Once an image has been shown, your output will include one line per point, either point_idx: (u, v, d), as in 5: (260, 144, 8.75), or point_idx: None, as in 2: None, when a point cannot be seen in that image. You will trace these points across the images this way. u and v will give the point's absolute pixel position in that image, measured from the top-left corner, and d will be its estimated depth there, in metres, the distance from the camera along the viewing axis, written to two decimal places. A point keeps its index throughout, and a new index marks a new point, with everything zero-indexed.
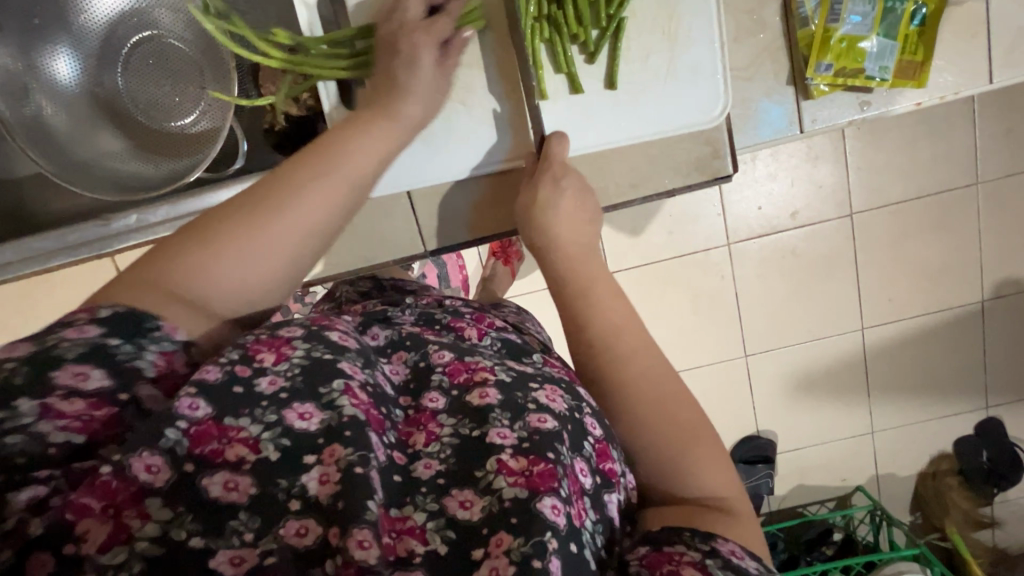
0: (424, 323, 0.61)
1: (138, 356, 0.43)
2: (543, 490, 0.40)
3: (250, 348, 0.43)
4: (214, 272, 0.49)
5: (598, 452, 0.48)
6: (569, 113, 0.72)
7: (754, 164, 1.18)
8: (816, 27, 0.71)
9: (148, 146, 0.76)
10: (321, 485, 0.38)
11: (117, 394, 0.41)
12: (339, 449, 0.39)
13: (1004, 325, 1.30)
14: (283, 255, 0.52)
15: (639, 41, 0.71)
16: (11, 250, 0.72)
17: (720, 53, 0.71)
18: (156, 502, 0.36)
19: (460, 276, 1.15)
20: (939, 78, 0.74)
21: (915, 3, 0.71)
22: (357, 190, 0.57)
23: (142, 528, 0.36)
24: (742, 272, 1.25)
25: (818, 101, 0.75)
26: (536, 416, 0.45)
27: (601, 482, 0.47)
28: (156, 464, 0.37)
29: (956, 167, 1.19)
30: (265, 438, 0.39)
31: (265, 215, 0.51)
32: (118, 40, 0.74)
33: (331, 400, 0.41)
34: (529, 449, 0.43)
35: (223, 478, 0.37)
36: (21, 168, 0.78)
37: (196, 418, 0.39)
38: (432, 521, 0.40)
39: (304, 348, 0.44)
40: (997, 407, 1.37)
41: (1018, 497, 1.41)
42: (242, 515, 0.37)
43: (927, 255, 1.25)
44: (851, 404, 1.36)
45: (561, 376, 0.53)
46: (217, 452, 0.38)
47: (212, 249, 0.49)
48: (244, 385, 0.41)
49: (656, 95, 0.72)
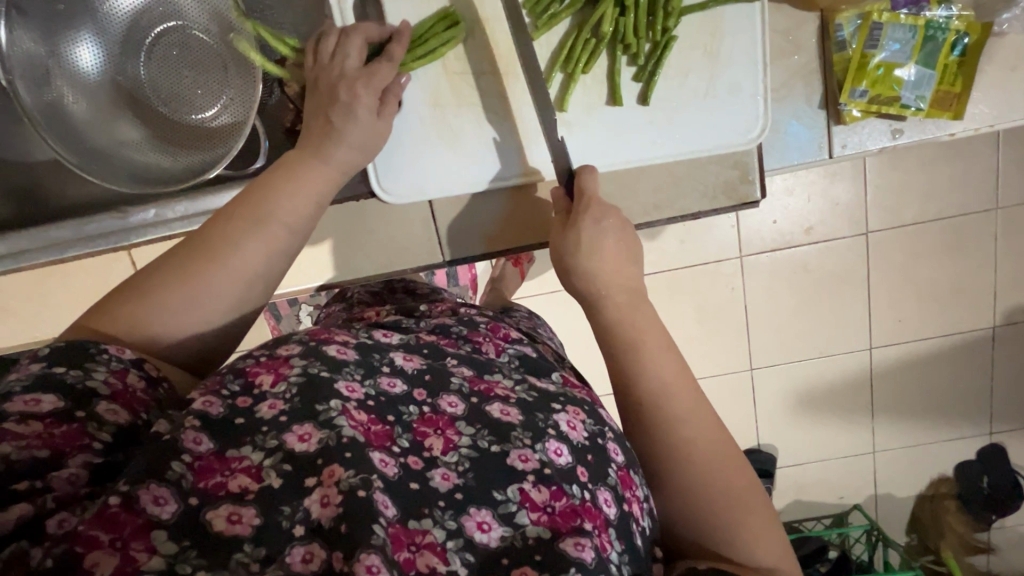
0: (439, 333, 0.59)
1: (88, 377, 0.42)
2: (565, 530, 0.41)
3: (250, 373, 0.44)
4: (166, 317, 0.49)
5: (621, 478, 0.47)
6: (601, 124, 0.72)
7: (770, 178, 1.17)
8: (853, 52, 0.70)
9: (167, 138, 0.75)
10: (322, 507, 0.38)
11: (71, 412, 0.40)
12: (339, 470, 0.39)
13: (1014, 353, 1.29)
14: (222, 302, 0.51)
15: (680, 58, 0.70)
16: (29, 239, 0.73)
17: (761, 72, 0.70)
18: (161, 536, 0.36)
19: (469, 276, 1.15)
20: (974, 109, 0.73)
21: (957, 32, 0.70)
22: (297, 236, 0.56)
23: (148, 562, 0.35)
24: (753, 286, 1.24)
25: (850, 126, 0.73)
26: (555, 445, 0.45)
27: (625, 511, 0.46)
28: (164, 496, 0.37)
29: (976, 191, 1.17)
30: (268, 465, 0.39)
31: (202, 269, 0.51)
32: (143, 29, 0.74)
33: (329, 418, 0.41)
34: (551, 480, 0.43)
35: (227, 511, 0.37)
36: (38, 153, 0.78)
37: (199, 452, 0.39)
38: (452, 540, 0.39)
39: (301, 366, 0.44)
40: (1001, 434, 1.36)
41: (1016, 525, 1.41)
42: (247, 547, 0.36)
43: (941, 278, 1.24)
44: (854, 423, 1.35)
45: (583, 397, 0.53)
46: (220, 485, 0.38)
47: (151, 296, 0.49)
48: (246, 415, 0.41)
49: (691, 113, 0.72)
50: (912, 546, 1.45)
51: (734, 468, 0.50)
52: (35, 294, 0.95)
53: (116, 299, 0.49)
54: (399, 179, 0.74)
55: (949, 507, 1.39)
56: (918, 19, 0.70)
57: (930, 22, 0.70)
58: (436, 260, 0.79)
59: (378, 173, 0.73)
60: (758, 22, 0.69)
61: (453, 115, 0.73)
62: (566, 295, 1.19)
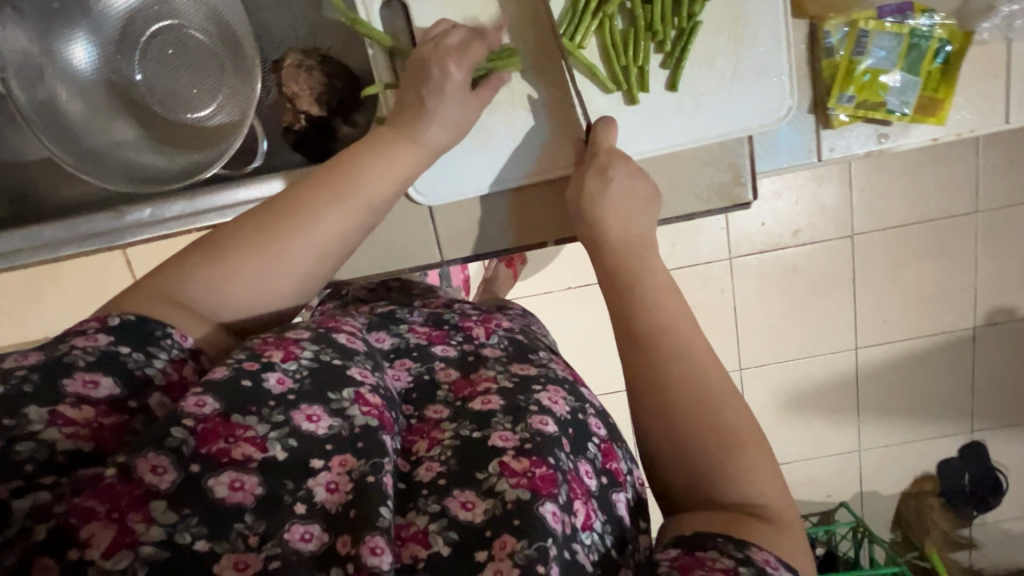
0: (433, 323, 0.61)
1: (149, 364, 0.43)
2: (545, 492, 0.41)
3: (258, 347, 0.44)
4: (194, 301, 0.49)
5: (604, 452, 0.49)
6: (631, 111, 0.73)
7: (759, 181, 1.19)
8: (840, 58, 0.72)
9: (163, 136, 0.75)
10: (329, 492, 0.39)
11: (126, 402, 0.41)
12: (351, 459, 0.40)
13: (994, 353, 1.32)
14: (292, 275, 0.53)
15: (705, 44, 0.71)
16: (20, 238, 0.72)
17: (786, 54, 0.71)
18: (159, 506, 0.35)
19: (462, 277, 1.16)
20: (957, 115, 0.76)
21: (940, 41, 0.72)
22: (372, 214, 0.59)
23: (147, 532, 0.35)
24: (742, 287, 1.26)
25: (838, 130, 0.75)
26: (538, 418, 0.46)
27: (607, 482, 0.47)
28: (163, 465, 0.36)
29: (957, 195, 1.20)
30: (273, 438, 0.39)
31: (279, 240, 0.52)
32: (139, 28, 0.73)
33: (341, 408, 0.42)
34: (531, 450, 0.43)
35: (229, 479, 0.37)
36: (30, 151, 0.77)
37: (203, 415, 0.38)
38: (434, 523, 0.40)
39: (313, 350, 0.44)
40: (983, 432, 1.39)
41: (996, 521, 1.44)
42: (247, 519, 0.36)
43: (925, 279, 1.27)
44: (841, 423, 1.38)
45: (565, 376, 0.54)
46: (224, 451, 0.38)
47: (223, 266, 0.51)
48: (253, 378, 0.41)
49: (720, 97, 0.72)
50: (898, 542, 1.48)
51: (728, 413, 0.49)
52: (22, 291, 0.94)
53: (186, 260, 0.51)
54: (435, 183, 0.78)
55: (933, 504, 1.41)
56: (903, 28, 0.72)
57: (916, 30, 0.72)
58: (433, 262, 0.81)
59: None
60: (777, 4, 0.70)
61: (492, 114, 0.75)
62: (559, 296, 1.20)
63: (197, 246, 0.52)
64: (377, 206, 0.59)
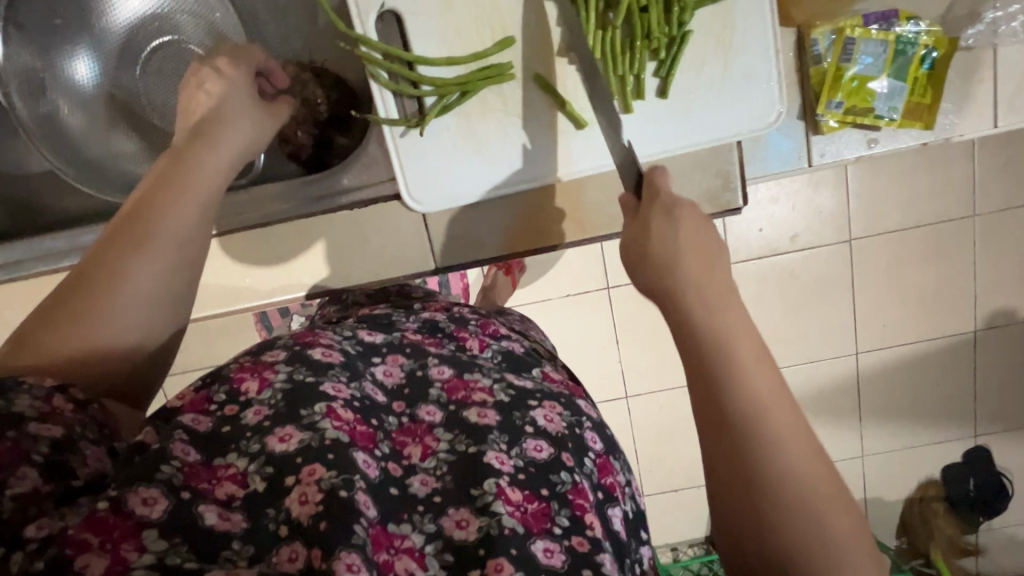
0: (427, 331, 0.62)
1: (13, 403, 0.40)
2: (537, 530, 0.43)
3: (235, 377, 0.46)
4: (82, 342, 0.49)
5: (600, 466, 0.51)
6: (622, 121, 0.74)
7: (755, 187, 1.19)
8: (828, 65, 0.73)
9: (161, 148, 0.76)
10: (300, 505, 0.39)
11: (2, 434, 0.38)
12: (319, 469, 0.40)
13: (995, 356, 1.32)
14: (128, 317, 0.52)
15: (695, 51, 0.72)
16: (23, 249, 0.75)
17: (776, 60, 0.72)
18: (151, 535, 0.37)
19: (460, 284, 1.17)
20: (945, 119, 0.76)
21: (926, 47, 0.73)
22: (189, 245, 0.56)
23: (138, 560, 0.36)
24: (740, 293, 1.27)
25: (828, 136, 0.76)
26: (533, 443, 0.47)
27: (604, 496, 0.49)
28: (153, 496, 0.38)
29: (954, 199, 1.21)
30: (252, 470, 0.41)
31: (96, 283, 0.51)
32: (139, 44, 0.75)
33: (313, 421, 0.42)
34: (525, 482, 0.44)
35: (218, 508, 0.39)
36: (31, 164, 0.78)
37: (189, 458, 0.41)
38: (430, 544, 0.41)
39: (287, 371, 0.46)
40: (986, 436, 1.38)
41: (1002, 526, 1.43)
42: (236, 545, 0.38)
43: (924, 284, 1.27)
44: (842, 428, 1.37)
45: (560, 391, 0.56)
46: (209, 488, 0.40)
47: (84, 315, 0.50)
48: (232, 421, 0.43)
49: (711, 103, 0.73)
50: (903, 549, 1.47)
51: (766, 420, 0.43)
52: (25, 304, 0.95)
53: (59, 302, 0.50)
54: (432, 190, 0.78)
55: (937, 510, 1.40)
56: (888, 35, 0.73)
57: (901, 36, 0.73)
58: (429, 268, 0.83)
59: (407, 182, 0.78)
60: (767, 10, 0.70)
61: (478, 123, 0.76)
62: (557, 304, 1.20)
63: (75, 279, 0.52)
64: (187, 237, 0.56)
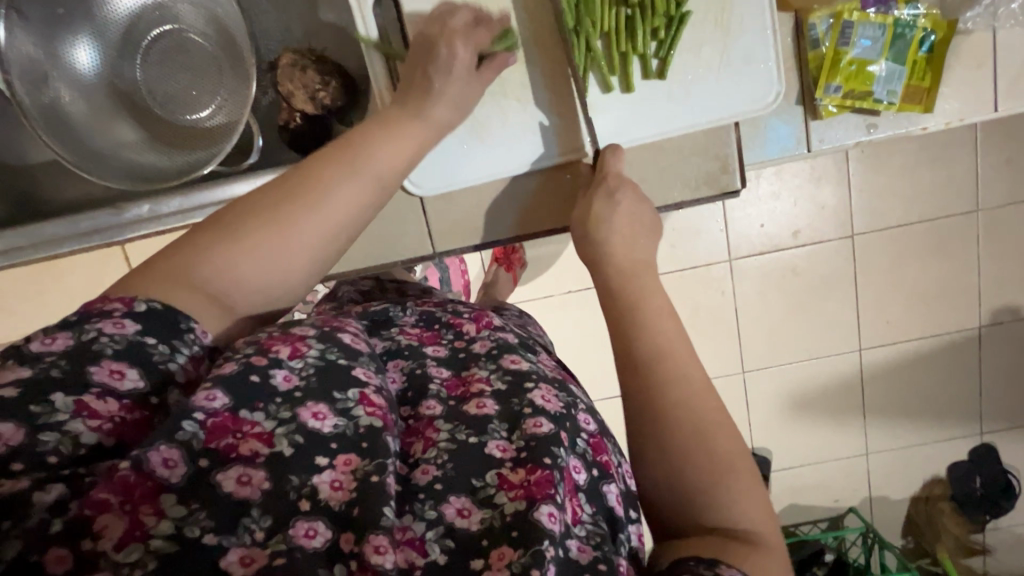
0: (425, 325, 0.62)
1: (171, 359, 0.44)
2: (541, 498, 0.41)
3: (266, 342, 0.45)
4: (242, 273, 0.50)
5: (592, 446, 0.50)
6: (619, 104, 0.75)
7: (757, 182, 1.19)
8: (826, 49, 0.73)
9: (164, 138, 0.77)
10: (333, 490, 0.39)
11: (146, 396, 0.42)
12: (356, 459, 0.40)
13: (1001, 352, 1.30)
14: (307, 253, 0.53)
15: (694, 34, 0.72)
16: (23, 236, 0.75)
17: (774, 40, 0.72)
18: (169, 499, 0.36)
19: (462, 281, 1.16)
20: (945, 105, 0.76)
21: (924, 30, 0.73)
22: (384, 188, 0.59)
23: (157, 525, 0.35)
24: (743, 289, 1.26)
25: (827, 121, 0.77)
26: (534, 420, 0.46)
27: (597, 474, 0.48)
28: (174, 458, 0.37)
29: (957, 194, 1.20)
30: (280, 433, 0.40)
31: (291, 211, 0.52)
32: (140, 33, 0.76)
33: (346, 407, 0.42)
34: (526, 458, 0.44)
35: (238, 473, 0.38)
36: (32, 155, 0.79)
37: (212, 409, 0.39)
38: (431, 531, 0.40)
39: (320, 348, 0.45)
40: (992, 434, 1.36)
41: (1010, 526, 1.41)
42: (254, 513, 0.37)
43: (927, 279, 1.26)
44: (847, 426, 1.36)
45: (555, 376, 0.55)
46: (231, 447, 0.39)
47: (253, 239, 0.51)
48: (261, 374, 0.42)
49: (710, 83, 0.73)
50: (909, 549, 1.45)
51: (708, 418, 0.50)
52: (26, 295, 0.95)
53: (251, 219, 0.51)
54: (432, 174, 0.79)
55: (944, 508, 1.39)
56: (887, 18, 0.73)
57: (899, 20, 0.73)
58: (425, 253, 0.83)
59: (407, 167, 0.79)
60: None
61: (478, 108, 0.77)
62: (559, 300, 1.20)
63: (274, 195, 0.53)
64: (389, 180, 0.59)
